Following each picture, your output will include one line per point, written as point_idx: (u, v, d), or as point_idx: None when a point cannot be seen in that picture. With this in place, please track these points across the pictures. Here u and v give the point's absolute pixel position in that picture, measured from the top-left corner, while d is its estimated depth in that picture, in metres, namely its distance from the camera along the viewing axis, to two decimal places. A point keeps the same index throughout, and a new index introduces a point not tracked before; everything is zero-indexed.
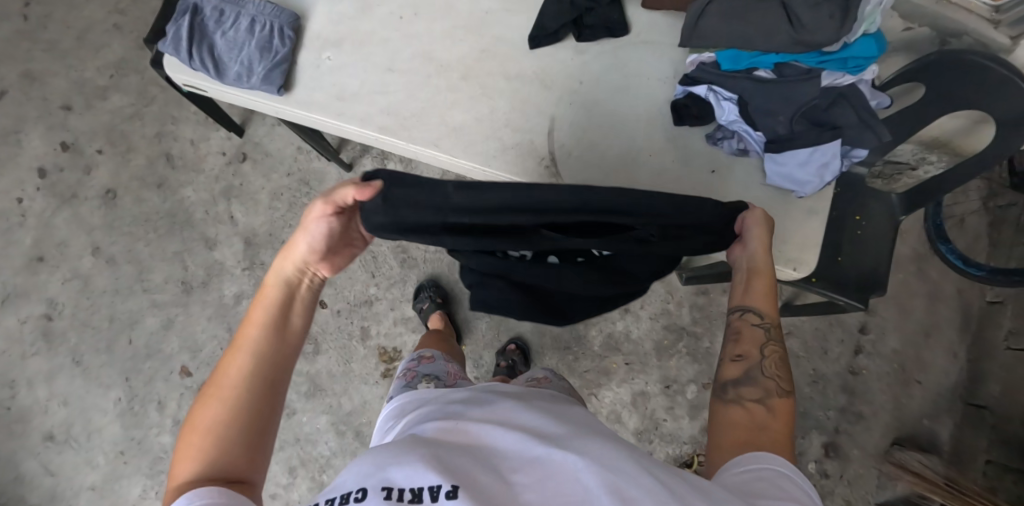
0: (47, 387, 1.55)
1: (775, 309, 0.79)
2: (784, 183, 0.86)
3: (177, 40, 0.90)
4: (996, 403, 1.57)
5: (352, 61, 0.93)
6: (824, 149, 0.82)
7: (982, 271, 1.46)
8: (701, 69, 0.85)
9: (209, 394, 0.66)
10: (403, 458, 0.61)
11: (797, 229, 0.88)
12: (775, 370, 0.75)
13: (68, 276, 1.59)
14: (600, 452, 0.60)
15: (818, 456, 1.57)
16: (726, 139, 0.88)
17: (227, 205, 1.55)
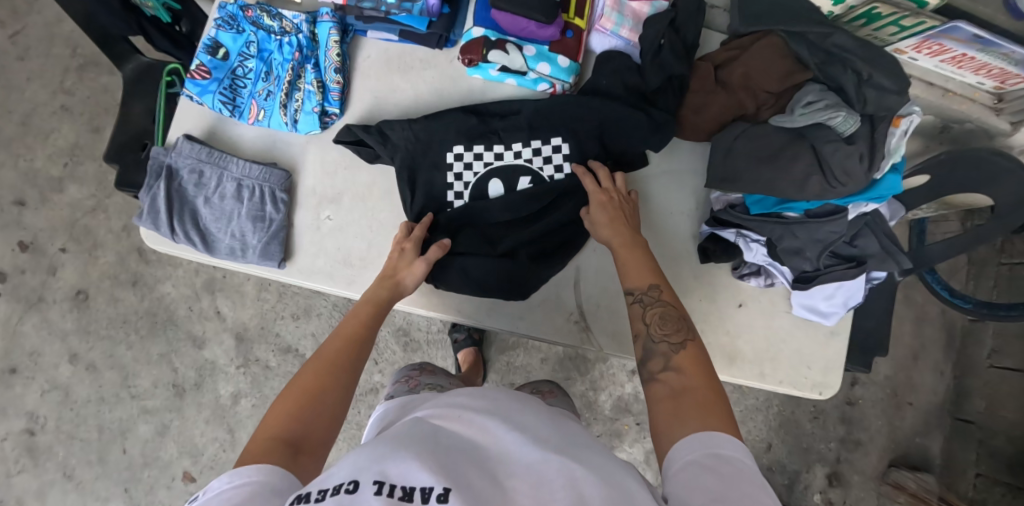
0: (39, 505, 1.50)
1: (646, 268, 0.75)
2: (809, 313, 0.83)
3: (157, 214, 0.85)
4: (982, 418, 1.66)
5: (354, 219, 0.89)
6: (849, 284, 0.80)
7: (969, 303, 1.51)
8: (727, 213, 0.81)
9: (320, 358, 0.71)
10: (397, 452, 0.56)
11: (822, 354, 0.85)
12: (662, 330, 0.71)
13: (46, 387, 1.51)
14: (595, 462, 0.58)
15: (822, 486, 1.61)
16: (752, 274, 0.84)
17: (212, 299, 1.47)
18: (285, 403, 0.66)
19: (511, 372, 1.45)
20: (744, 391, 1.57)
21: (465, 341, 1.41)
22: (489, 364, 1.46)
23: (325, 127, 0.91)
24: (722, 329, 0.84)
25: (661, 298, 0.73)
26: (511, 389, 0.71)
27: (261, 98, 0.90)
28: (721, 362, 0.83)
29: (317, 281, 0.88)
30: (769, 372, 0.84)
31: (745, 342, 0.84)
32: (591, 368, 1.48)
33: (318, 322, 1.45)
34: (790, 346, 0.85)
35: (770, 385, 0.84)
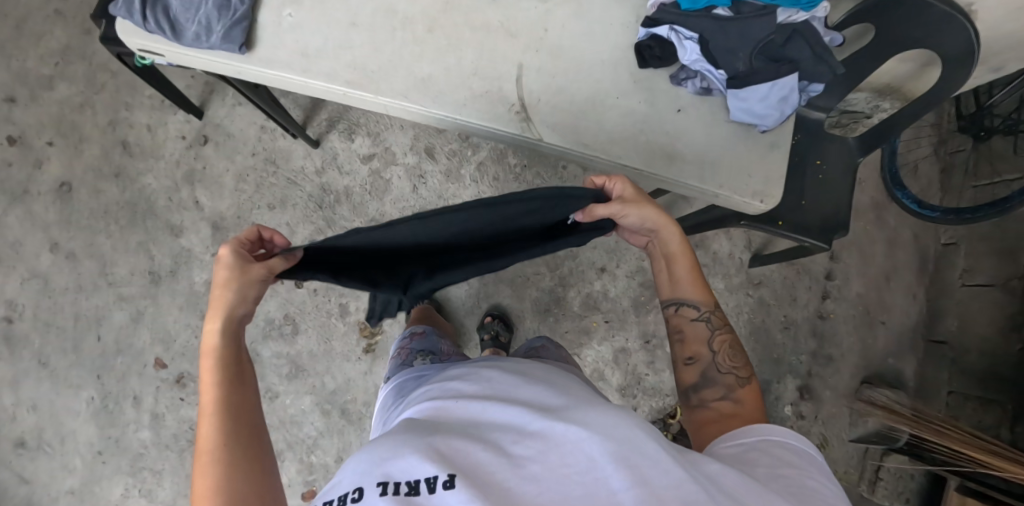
0: (13, 393, 1.52)
1: (706, 293, 0.95)
2: (746, 117, 0.94)
3: (130, 2, 0.91)
4: (955, 337, 1.66)
5: (312, 17, 0.94)
6: (782, 83, 0.91)
7: (937, 211, 1.56)
8: (662, 10, 0.92)
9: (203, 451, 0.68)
10: (399, 450, 0.61)
11: (759, 163, 0.97)
12: (729, 363, 0.91)
13: (26, 276, 1.55)
14: (599, 418, 0.61)
15: (793, 399, 1.63)
16: (689, 78, 0.95)
17: (191, 190, 1.53)
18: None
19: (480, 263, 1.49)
20: (714, 297, 1.60)
21: None
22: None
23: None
24: (662, 130, 0.95)
25: (719, 323, 0.94)
26: (511, 366, 0.76)
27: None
28: (662, 160, 0.95)
29: (274, 70, 0.94)
30: (708, 176, 0.95)
31: (684, 144, 0.96)
32: (560, 264, 1.50)
33: (294, 212, 1.48)
34: (726, 154, 0.96)
35: (712, 187, 0.95)
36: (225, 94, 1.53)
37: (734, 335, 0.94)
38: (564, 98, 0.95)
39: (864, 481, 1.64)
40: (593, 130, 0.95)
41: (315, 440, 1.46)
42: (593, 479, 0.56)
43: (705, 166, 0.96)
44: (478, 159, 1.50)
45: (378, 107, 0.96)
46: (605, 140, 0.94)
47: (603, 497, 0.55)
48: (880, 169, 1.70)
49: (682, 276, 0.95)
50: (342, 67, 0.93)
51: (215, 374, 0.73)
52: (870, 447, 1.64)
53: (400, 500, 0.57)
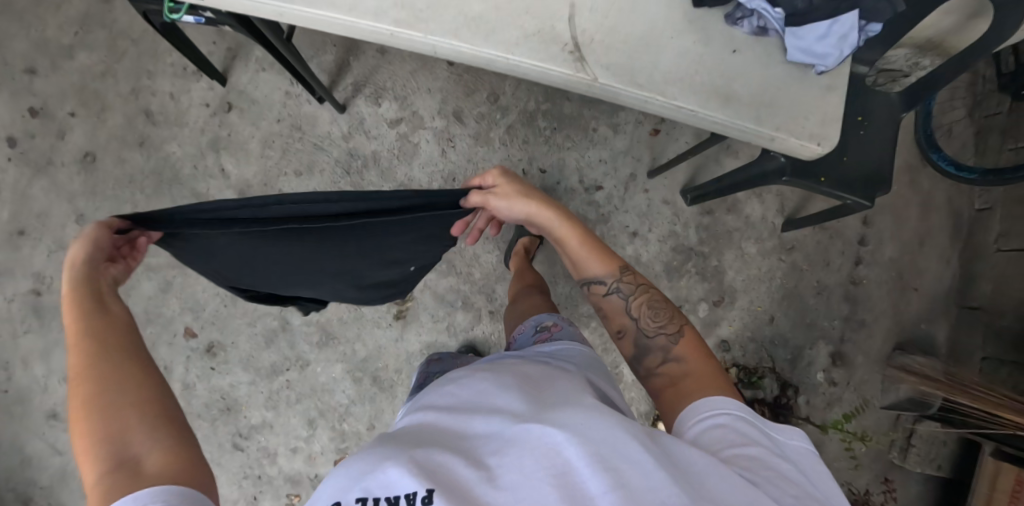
0: (45, 364, 1.52)
1: (610, 262, 0.95)
2: (806, 57, 0.93)
3: None
4: (989, 302, 1.63)
5: None
6: (844, 20, 0.89)
7: (976, 173, 1.55)
8: None
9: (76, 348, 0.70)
10: (376, 464, 0.64)
11: (819, 105, 0.96)
12: (654, 323, 0.90)
13: (54, 248, 1.55)
14: (579, 414, 0.65)
15: (825, 365, 1.62)
16: (746, 18, 0.92)
17: (216, 157, 1.54)
18: (82, 430, 0.65)
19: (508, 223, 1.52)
20: (748, 261, 1.58)
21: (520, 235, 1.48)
22: None
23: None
24: (720, 73, 0.94)
25: (631, 286, 0.95)
26: (490, 370, 0.77)
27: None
28: (720, 103, 0.94)
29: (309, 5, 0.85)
30: (764, 119, 0.95)
31: (741, 86, 0.95)
32: (592, 230, 1.52)
33: (320, 178, 1.53)
34: (783, 95, 0.95)
35: (768, 130, 0.95)
36: (249, 60, 1.52)
37: (650, 292, 0.94)
38: (619, 35, 0.92)
39: (895, 449, 1.62)
40: (649, 71, 0.92)
41: (347, 408, 1.51)
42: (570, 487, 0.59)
43: (760, 106, 0.95)
44: (507, 122, 1.52)
45: (422, 50, 0.91)
46: (663, 81, 0.93)
47: (583, 500, 0.58)
48: (913, 132, 1.67)
49: (581, 251, 0.97)
50: (388, 4, 0.87)
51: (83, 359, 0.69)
52: (902, 413, 1.62)
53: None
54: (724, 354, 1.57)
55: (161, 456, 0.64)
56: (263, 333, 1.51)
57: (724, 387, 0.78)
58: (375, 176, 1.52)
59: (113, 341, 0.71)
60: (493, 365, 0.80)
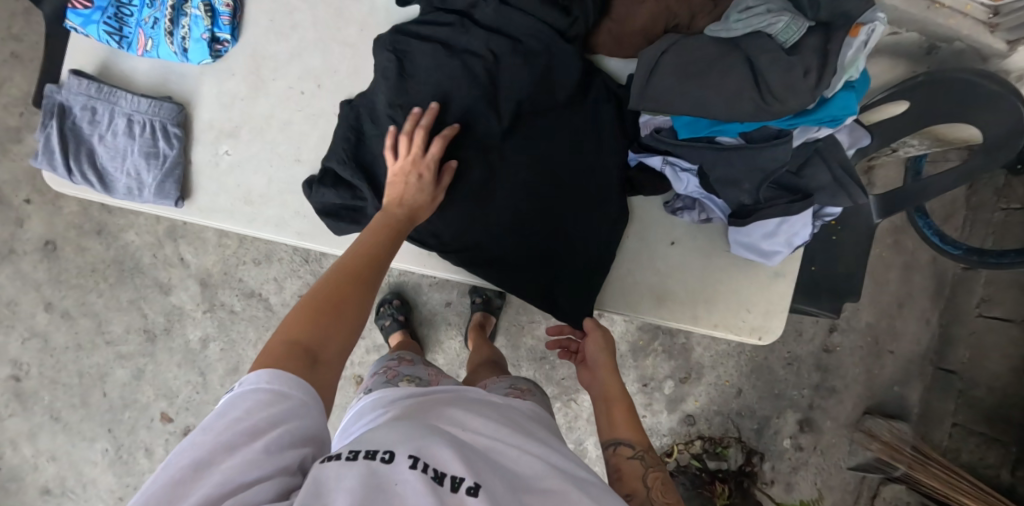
0: (32, 445, 1.57)
1: (642, 434, 0.87)
2: (753, 254, 1.01)
3: (55, 155, 1.04)
4: (966, 369, 1.59)
5: (248, 153, 1.11)
6: (793, 219, 0.95)
7: (960, 250, 1.48)
8: (659, 139, 0.97)
9: (341, 270, 0.78)
10: (429, 436, 0.63)
11: (758, 296, 1.06)
12: (662, 499, 0.81)
13: (27, 335, 1.57)
14: (607, 499, 0.66)
15: (792, 432, 1.63)
16: (685, 209, 1.06)
17: (174, 246, 1.56)
18: (295, 325, 0.70)
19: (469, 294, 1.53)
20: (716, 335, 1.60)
21: (481, 305, 1.50)
22: (449, 304, 1.55)
23: (217, 55, 1.11)
24: (653, 269, 1.07)
25: (655, 462, 0.85)
26: (528, 420, 0.78)
27: (147, 29, 1.08)
28: (653, 302, 1.07)
29: (217, 217, 1.11)
30: (702, 315, 1.06)
31: (673, 283, 1.07)
32: None
33: (280, 266, 1.55)
34: (719, 291, 1.06)
35: (706, 326, 1.06)
36: None
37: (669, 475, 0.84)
38: None
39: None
40: None
41: None
42: None
43: (698, 302, 1.07)
44: None
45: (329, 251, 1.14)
46: None
47: None
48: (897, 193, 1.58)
49: (620, 414, 0.89)
50: (292, 219, 1.10)
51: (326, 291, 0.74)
52: (867, 476, 1.63)
53: (426, 481, 0.57)
54: (689, 426, 1.61)
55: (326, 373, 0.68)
56: None
57: None
58: None
59: (377, 268, 0.82)
60: (529, 414, 0.80)
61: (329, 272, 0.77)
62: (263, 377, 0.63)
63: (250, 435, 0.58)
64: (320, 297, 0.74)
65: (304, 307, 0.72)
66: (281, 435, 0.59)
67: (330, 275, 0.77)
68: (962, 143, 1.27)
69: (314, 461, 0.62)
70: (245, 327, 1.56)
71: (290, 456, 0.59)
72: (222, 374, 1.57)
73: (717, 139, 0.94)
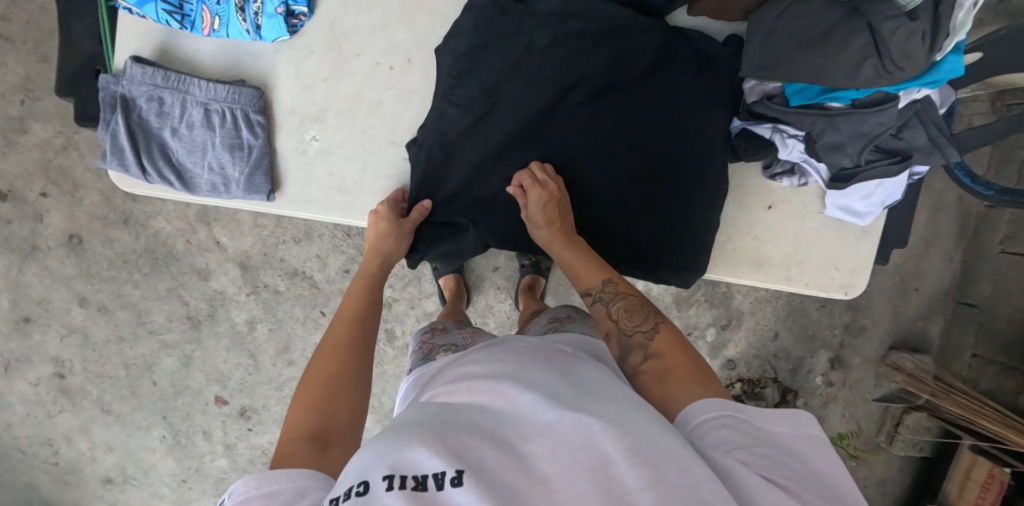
0: (87, 438, 1.58)
1: (602, 274, 0.88)
2: (846, 215, 1.03)
3: (132, 154, 0.98)
4: (987, 302, 1.68)
5: (335, 137, 1.06)
6: (890, 183, 0.96)
7: (991, 190, 1.52)
8: (770, 106, 0.94)
9: (324, 350, 0.80)
10: (400, 443, 0.59)
11: (849, 254, 1.08)
12: (632, 322, 0.81)
13: (64, 332, 1.53)
14: (606, 409, 0.62)
15: (824, 369, 1.71)
16: (785, 173, 1.04)
17: (208, 230, 1.51)
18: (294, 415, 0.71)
19: (516, 259, 1.53)
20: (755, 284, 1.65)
21: (530, 268, 1.48)
22: (498, 270, 1.55)
23: (293, 30, 1.03)
24: (751, 235, 1.08)
25: (617, 294, 0.85)
26: (515, 355, 0.74)
27: (212, 4, 0.98)
28: (750, 267, 1.08)
29: (311, 209, 1.07)
30: (796, 276, 1.08)
31: (770, 247, 1.08)
32: None
33: (321, 243, 1.51)
34: (812, 255, 1.08)
35: (799, 285, 1.08)
36: None
37: (636, 297, 0.84)
38: None
39: (882, 434, 1.74)
40: None
41: None
42: (607, 474, 0.55)
43: (793, 263, 1.08)
44: None
45: None
46: None
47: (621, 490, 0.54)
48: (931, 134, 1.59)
49: (578, 267, 0.91)
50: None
51: (324, 371, 0.76)
52: (891, 405, 1.73)
53: (409, 497, 0.55)
54: (730, 371, 1.68)
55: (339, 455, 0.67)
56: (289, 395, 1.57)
57: (693, 383, 0.70)
58: None
59: (369, 336, 0.85)
60: (516, 350, 0.76)
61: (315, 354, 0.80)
62: (250, 483, 0.58)
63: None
64: (312, 381, 0.75)
65: (311, 380, 0.75)
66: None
67: (327, 354, 0.79)
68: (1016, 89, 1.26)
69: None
70: (291, 307, 1.53)
71: None
72: (272, 354, 1.56)
73: (828, 105, 0.90)
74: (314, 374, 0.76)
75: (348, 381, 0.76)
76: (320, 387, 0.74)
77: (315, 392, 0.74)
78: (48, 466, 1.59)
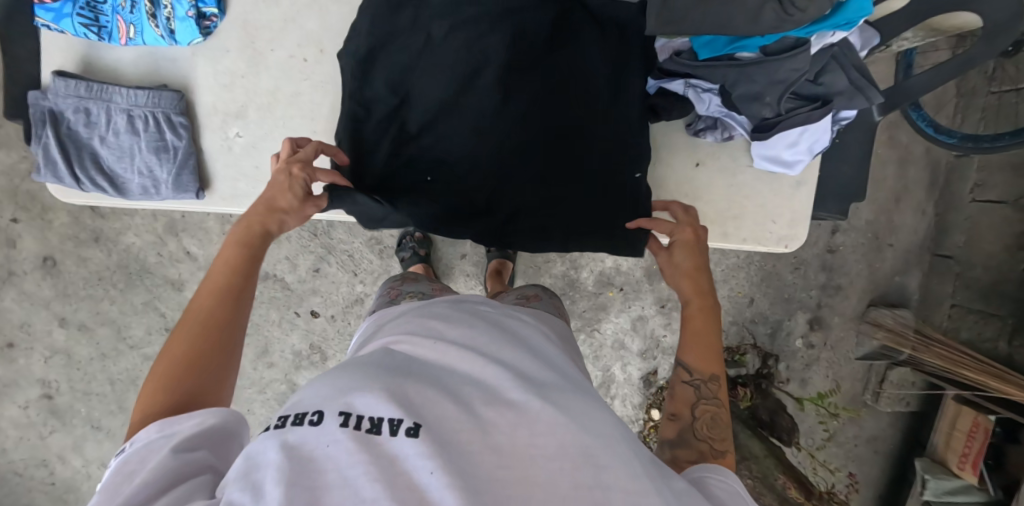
0: (81, 456, 1.60)
1: (710, 363, 0.81)
2: (777, 166, 1.05)
3: (56, 164, 1.00)
4: (962, 252, 1.67)
5: (261, 132, 1.07)
6: (813, 128, 0.97)
7: (954, 138, 1.50)
8: (682, 62, 0.96)
9: (184, 320, 0.72)
10: (363, 383, 0.57)
11: (791, 206, 1.09)
12: (707, 432, 0.77)
13: (48, 354, 1.56)
14: (570, 402, 0.59)
15: (803, 331, 1.72)
16: (708, 129, 1.06)
17: (177, 241, 1.53)
18: (161, 369, 0.68)
19: (483, 244, 1.54)
20: (726, 251, 1.66)
21: (497, 253, 1.50)
22: (466, 257, 1.56)
23: (206, 32, 1.04)
24: (685, 194, 1.11)
25: (715, 393, 0.80)
26: (490, 321, 0.71)
27: (126, 14, 1.00)
28: None
29: (243, 203, 1.08)
30: (732, 232, 1.11)
31: (705, 207, 1.11)
32: None
33: (289, 245, 1.52)
34: (747, 214, 1.10)
35: (737, 241, 1.11)
36: None
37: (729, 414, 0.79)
38: None
39: (868, 391, 1.74)
40: None
41: None
42: (558, 462, 0.53)
43: (728, 220, 1.11)
44: None
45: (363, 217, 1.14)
46: None
47: (569, 482, 0.51)
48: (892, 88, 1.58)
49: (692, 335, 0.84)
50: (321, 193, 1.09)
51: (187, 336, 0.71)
52: (874, 363, 1.72)
53: (358, 437, 0.53)
54: None
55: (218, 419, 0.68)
56: (273, 398, 1.59)
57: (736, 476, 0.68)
58: (344, 233, 1.52)
59: (252, 272, 0.79)
60: (493, 316, 0.73)
61: (195, 295, 0.75)
62: (150, 430, 0.62)
63: (141, 454, 0.60)
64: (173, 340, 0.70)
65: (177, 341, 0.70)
66: (169, 480, 0.58)
67: (207, 298, 0.74)
68: (964, 31, 1.25)
69: (220, 477, 0.61)
70: (266, 310, 1.55)
71: (195, 483, 0.58)
72: (252, 358, 1.58)
73: (738, 54, 0.92)
74: (174, 335, 0.70)
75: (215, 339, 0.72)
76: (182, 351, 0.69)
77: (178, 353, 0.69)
78: (46, 485, 1.62)
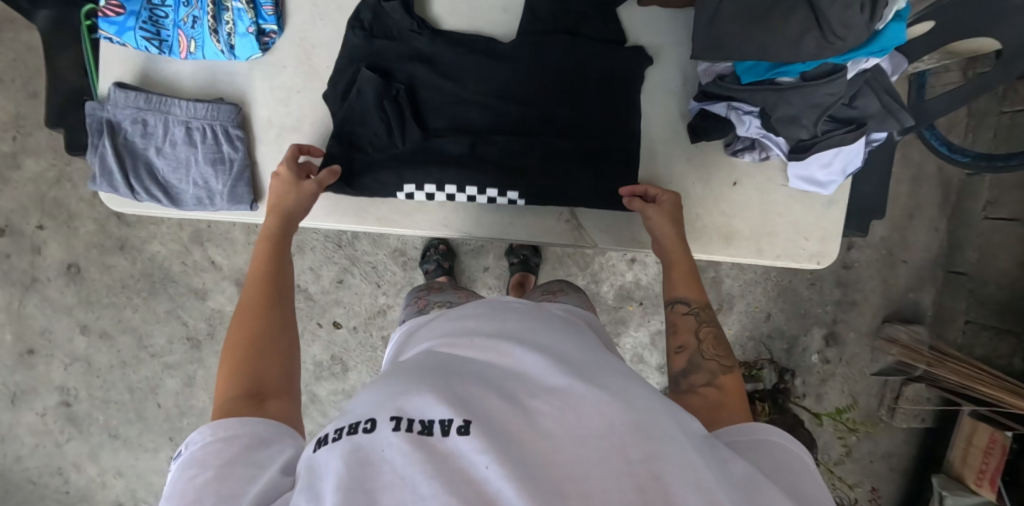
0: (96, 464, 1.60)
1: (700, 293, 0.89)
2: (808, 185, 1.08)
3: (116, 174, 1.03)
4: (975, 269, 1.69)
5: (315, 145, 1.10)
6: (846, 148, 0.99)
7: (967, 156, 1.52)
8: (722, 86, 1.00)
9: (240, 315, 0.77)
10: (410, 387, 0.58)
11: (819, 222, 1.12)
12: (713, 351, 0.82)
13: (68, 361, 1.56)
14: (612, 383, 0.60)
15: (819, 347, 1.73)
16: (746, 149, 1.08)
17: (202, 250, 1.54)
18: (233, 361, 0.73)
19: (505, 257, 1.55)
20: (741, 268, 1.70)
21: (520, 266, 1.52)
22: (488, 269, 1.57)
23: (264, 48, 1.08)
24: (721, 210, 1.12)
25: (710, 318, 0.86)
26: (523, 314, 0.71)
27: (187, 29, 1.05)
28: (719, 242, 1.12)
29: None
30: (767, 247, 1.12)
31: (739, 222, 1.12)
32: (591, 262, 1.60)
33: (314, 255, 1.54)
34: (784, 229, 1.12)
35: (772, 257, 1.12)
36: None
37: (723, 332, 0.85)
38: None
39: (884, 407, 1.74)
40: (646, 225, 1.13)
41: None
42: (609, 445, 0.53)
43: (763, 238, 1.12)
44: None
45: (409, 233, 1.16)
46: None
47: (620, 465, 0.52)
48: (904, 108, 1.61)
49: (676, 276, 0.91)
50: (371, 206, 1.11)
51: (246, 325, 0.76)
52: (890, 379, 1.73)
53: (411, 439, 0.54)
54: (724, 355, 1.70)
55: (279, 403, 0.70)
56: None
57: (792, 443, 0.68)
58: (368, 243, 1.54)
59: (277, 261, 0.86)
60: (525, 309, 0.73)
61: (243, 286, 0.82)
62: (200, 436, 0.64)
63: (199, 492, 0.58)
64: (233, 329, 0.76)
65: (240, 339, 0.75)
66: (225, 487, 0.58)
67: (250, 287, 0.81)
68: (982, 54, 1.28)
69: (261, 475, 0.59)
70: None
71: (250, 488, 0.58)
72: None
73: (778, 80, 0.95)
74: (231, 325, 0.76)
75: (267, 324, 0.76)
76: (240, 337, 0.75)
77: (239, 341, 0.74)
78: (59, 494, 1.61)
